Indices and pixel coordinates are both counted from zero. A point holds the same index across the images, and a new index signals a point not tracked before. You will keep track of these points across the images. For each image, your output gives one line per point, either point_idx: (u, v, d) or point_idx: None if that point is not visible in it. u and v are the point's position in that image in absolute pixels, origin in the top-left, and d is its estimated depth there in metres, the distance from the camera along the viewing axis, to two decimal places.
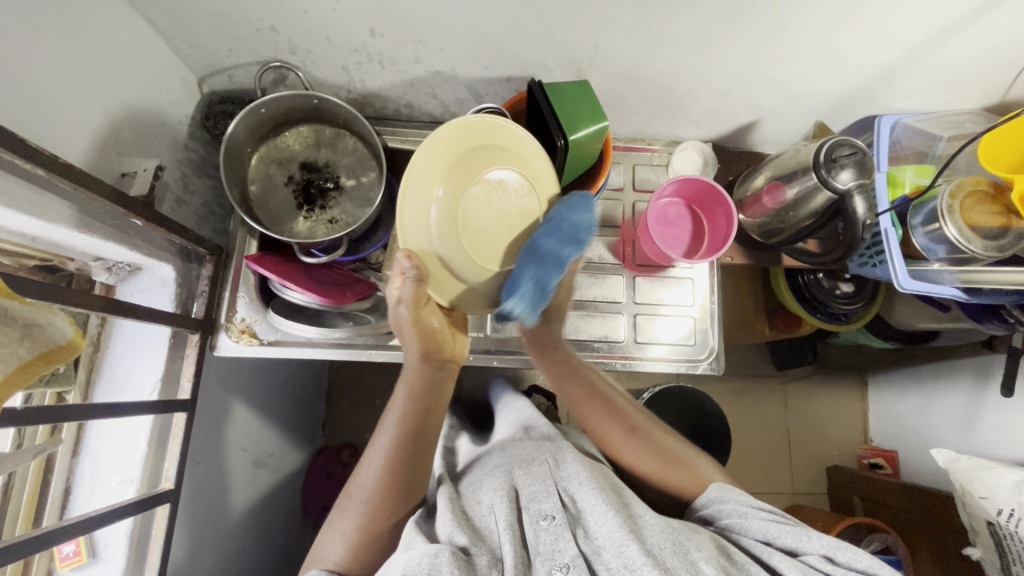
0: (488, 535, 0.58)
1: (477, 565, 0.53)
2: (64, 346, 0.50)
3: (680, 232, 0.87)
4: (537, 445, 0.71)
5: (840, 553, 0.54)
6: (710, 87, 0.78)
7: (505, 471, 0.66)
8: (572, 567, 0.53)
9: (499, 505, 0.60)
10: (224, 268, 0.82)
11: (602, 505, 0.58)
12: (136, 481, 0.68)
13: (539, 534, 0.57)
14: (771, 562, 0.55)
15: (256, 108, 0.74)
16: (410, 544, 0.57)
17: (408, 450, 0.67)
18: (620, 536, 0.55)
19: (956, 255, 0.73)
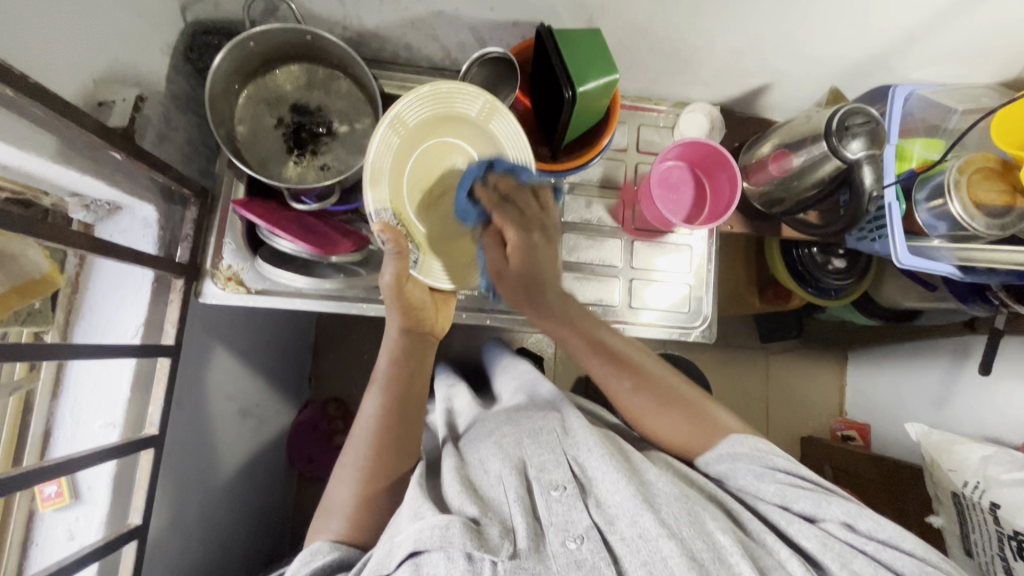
0: (497, 505, 0.59)
1: (489, 536, 0.54)
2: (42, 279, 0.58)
3: (681, 198, 0.85)
4: (543, 413, 0.73)
5: (860, 521, 0.56)
6: (725, 45, 0.74)
7: (513, 441, 0.67)
8: (586, 538, 0.55)
9: (508, 475, 0.61)
10: (210, 213, 0.78)
11: (612, 473, 0.59)
12: (119, 425, 0.67)
13: (550, 505, 0.58)
14: (789, 531, 0.58)
15: (245, 40, 0.70)
16: (420, 513, 0.57)
17: (397, 408, 0.70)
18: (634, 504, 0.56)
19: (956, 232, 0.73)
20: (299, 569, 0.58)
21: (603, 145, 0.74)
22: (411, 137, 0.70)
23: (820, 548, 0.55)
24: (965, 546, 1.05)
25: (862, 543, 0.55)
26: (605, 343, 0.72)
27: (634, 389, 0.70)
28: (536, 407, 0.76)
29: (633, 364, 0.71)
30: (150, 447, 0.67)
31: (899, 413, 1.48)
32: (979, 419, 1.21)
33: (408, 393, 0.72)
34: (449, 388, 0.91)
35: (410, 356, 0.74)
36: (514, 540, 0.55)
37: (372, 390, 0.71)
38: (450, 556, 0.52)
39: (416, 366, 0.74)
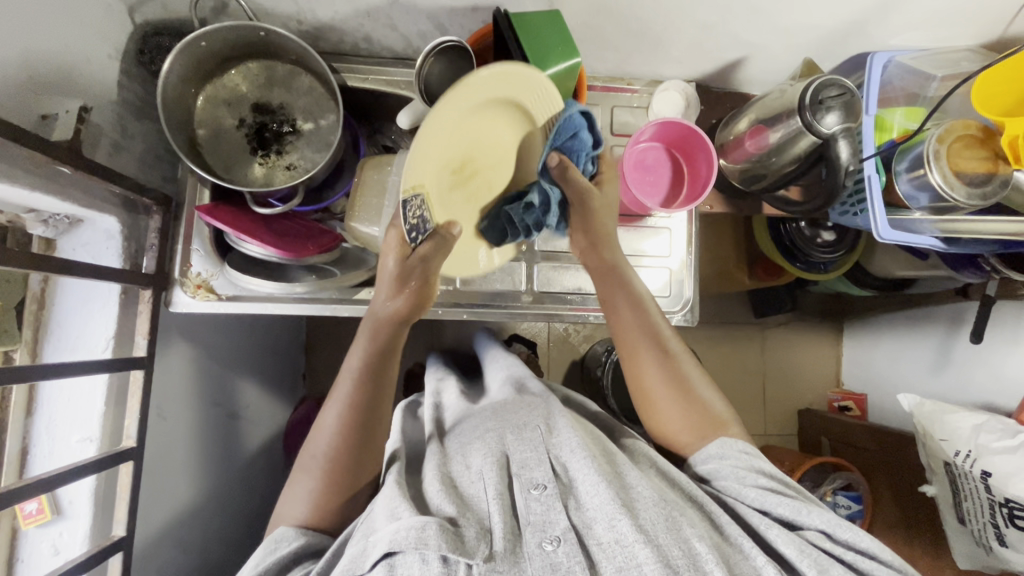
0: (476, 503, 0.59)
1: (467, 537, 0.54)
2: None
3: (658, 179, 0.83)
4: (529, 410, 0.72)
5: (840, 531, 0.58)
6: (694, 19, 0.71)
7: (496, 436, 0.67)
8: (563, 541, 0.55)
9: (489, 473, 0.61)
10: (175, 220, 0.76)
11: (594, 476, 0.59)
12: (95, 440, 0.66)
13: (529, 504, 0.58)
14: (768, 536, 0.58)
15: (194, 41, 0.67)
16: (397, 514, 0.56)
17: (358, 420, 0.66)
18: (612, 508, 0.56)
19: (937, 204, 0.71)
20: (264, 557, 0.59)
21: None
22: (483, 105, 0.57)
23: (797, 554, 0.55)
24: (958, 514, 1.05)
25: (840, 551, 0.56)
26: (647, 316, 0.72)
27: (657, 356, 0.71)
28: (522, 403, 0.74)
29: (658, 333, 0.72)
30: (129, 460, 0.67)
31: (894, 382, 1.48)
32: (975, 388, 1.20)
33: (373, 400, 0.67)
34: (438, 381, 0.91)
35: (376, 368, 0.68)
36: (491, 542, 0.55)
37: (334, 399, 0.67)
38: (425, 558, 0.52)
39: (383, 371, 0.69)
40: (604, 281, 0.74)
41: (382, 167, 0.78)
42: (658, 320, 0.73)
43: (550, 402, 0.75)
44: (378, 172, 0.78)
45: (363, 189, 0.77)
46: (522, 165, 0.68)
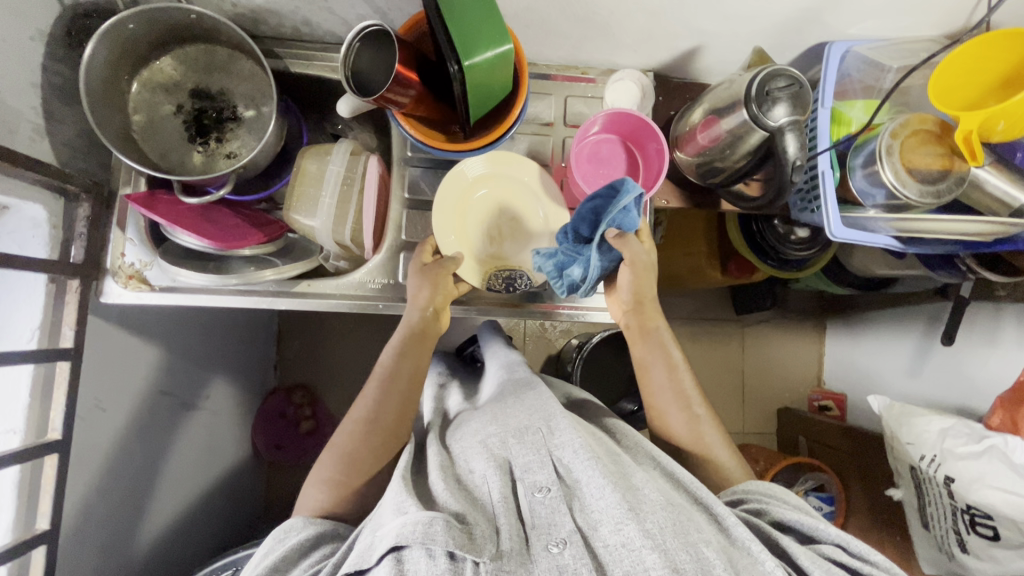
0: (485, 504, 0.59)
1: (477, 537, 0.54)
2: None
3: (613, 172, 0.80)
4: (529, 410, 0.69)
5: (852, 543, 0.56)
6: (641, 5, 0.68)
7: (498, 439, 0.65)
8: (569, 543, 0.53)
9: (492, 476, 0.60)
10: (107, 208, 0.75)
11: (598, 478, 0.56)
12: (18, 431, 0.65)
13: (534, 507, 0.57)
14: (783, 546, 0.56)
15: (120, 23, 0.65)
16: (403, 508, 0.56)
17: (394, 405, 0.69)
18: (619, 512, 0.53)
19: (892, 202, 0.68)
20: (273, 545, 0.61)
21: (514, 117, 0.69)
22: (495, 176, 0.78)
23: (810, 562, 0.53)
24: (922, 519, 1.04)
25: (854, 564, 0.54)
26: (678, 383, 0.74)
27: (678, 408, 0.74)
28: (521, 401, 0.71)
29: (680, 384, 0.74)
30: (54, 452, 0.67)
31: (873, 383, 1.46)
32: (950, 391, 1.18)
33: (404, 388, 0.70)
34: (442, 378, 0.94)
35: (412, 351, 0.72)
36: (499, 541, 0.54)
37: (374, 380, 0.71)
38: (432, 554, 0.52)
39: (421, 355, 0.72)
40: (640, 346, 0.76)
41: (320, 155, 0.78)
42: (686, 388, 0.75)
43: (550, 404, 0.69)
44: (317, 159, 0.78)
45: (301, 177, 0.78)
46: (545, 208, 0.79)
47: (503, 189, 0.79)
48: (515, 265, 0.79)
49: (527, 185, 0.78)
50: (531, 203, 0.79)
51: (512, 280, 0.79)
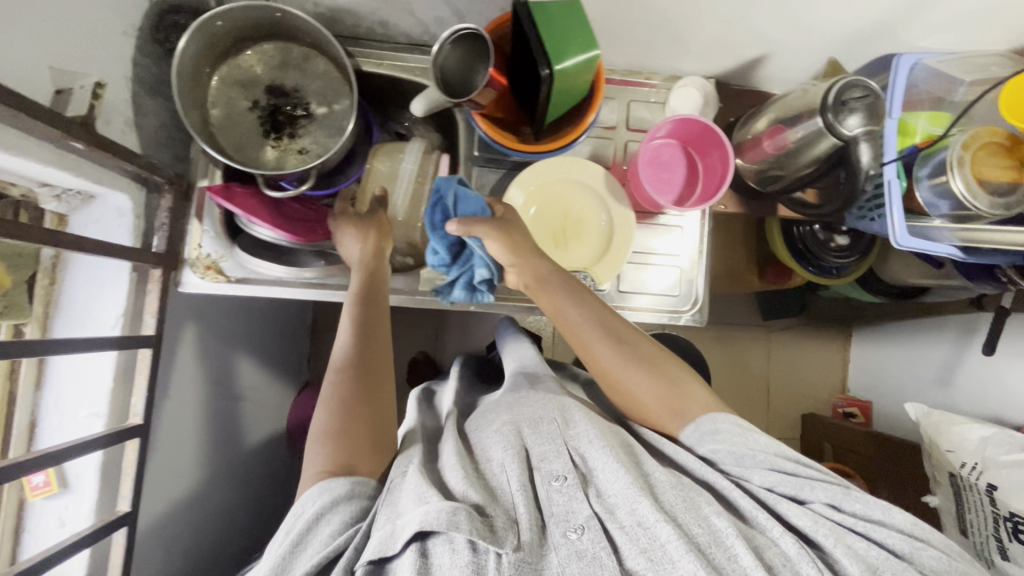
0: (501, 493, 0.57)
1: (497, 527, 0.52)
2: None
3: (673, 176, 0.82)
4: (543, 402, 0.69)
5: (846, 501, 0.56)
6: (716, 14, 0.70)
7: (513, 427, 0.64)
8: (587, 528, 0.52)
9: (511, 464, 0.59)
10: (186, 200, 0.76)
11: (613, 462, 0.57)
12: (102, 415, 0.67)
13: (551, 496, 0.56)
14: (779, 510, 0.55)
15: (211, 20, 0.67)
16: (425, 497, 0.52)
17: (356, 375, 0.65)
18: (632, 492, 0.54)
19: (959, 212, 0.70)
20: (288, 535, 0.52)
21: (588, 122, 0.70)
22: (541, 185, 0.80)
23: (812, 525, 0.53)
24: (960, 526, 1.05)
25: (852, 524, 0.54)
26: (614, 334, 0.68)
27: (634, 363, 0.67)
28: (534, 395, 0.71)
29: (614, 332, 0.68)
30: (135, 437, 0.68)
31: (901, 391, 1.46)
32: (982, 401, 1.18)
33: (365, 358, 0.66)
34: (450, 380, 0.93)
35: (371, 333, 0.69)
36: (517, 532, 0.52)
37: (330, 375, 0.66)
38: (453, 546, 0.49)
39: (380, 330, 0.71)
40: (544, 296, 0.71)
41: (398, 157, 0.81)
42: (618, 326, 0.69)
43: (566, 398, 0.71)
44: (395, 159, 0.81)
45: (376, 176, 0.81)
46: (597, 208, 0.81)
47: (553, 196, 0.81)
48: (579, 265, 0.81)
49: (575, 190, 0.81)
50: (584, 204, 0.81)
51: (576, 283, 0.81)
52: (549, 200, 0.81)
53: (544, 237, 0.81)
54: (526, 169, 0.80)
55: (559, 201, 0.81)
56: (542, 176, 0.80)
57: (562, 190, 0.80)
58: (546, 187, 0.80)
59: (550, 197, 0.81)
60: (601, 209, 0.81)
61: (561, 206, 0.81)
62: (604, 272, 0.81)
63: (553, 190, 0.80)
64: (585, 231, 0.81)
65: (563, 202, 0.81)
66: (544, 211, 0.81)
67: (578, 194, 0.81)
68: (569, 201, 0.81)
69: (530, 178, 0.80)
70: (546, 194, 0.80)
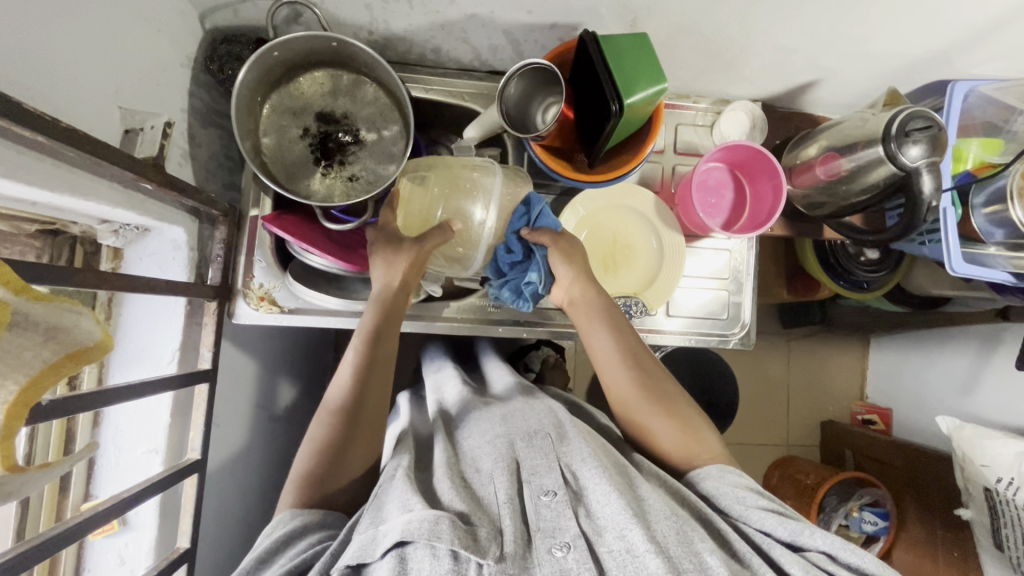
0: (489, 506, 0.58)
1: (481, 537, 0.53)
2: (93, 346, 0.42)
3: (720, 201, 0.82)
4: (536, 414, 0.70)
5: (842, 553, 0.54)
6: (775, 42, 0.70)
7: (507, 441, 0.66)
8: (573, 547, 0.53)
9: (500, 476, 0.61)
10: (238, 230, 0.75)
11: (605, 486, 0.57)
12: (161, 453, 0.66)
13: (539, 510, 0.57)
14: (771, 555, 0.56)
15: (269, 50, 0.66)
16: (409, 505, 0.55)
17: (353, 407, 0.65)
18: (623, 518, 0.54)
19: (1015, 240, 0.70)
20: (260, 541, 0.57)
21: (644, 154, 0.70)
22: (592, 210, 0.80)
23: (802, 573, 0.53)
24: (996, 540, 1.05)
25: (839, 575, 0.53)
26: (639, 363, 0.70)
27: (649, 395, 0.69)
28: (530, 407, 0.72)
29: (643, 367, 0.70)
30: (194, 472, 0.67)
31: (923, 400, 1.47)
32: (1010, 413, 1.19)
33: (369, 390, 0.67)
34: (437, 376, 0.91)
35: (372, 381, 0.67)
36: (501, 543, 0.53)
37: (322, 417, 0.66)
38: (436, 553, 0.51)
39: (387, 365, 0.69)
40: (586, 321, 0.72)
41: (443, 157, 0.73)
42: (631, 350, 0.71)
43: (557, 407, 0.73)
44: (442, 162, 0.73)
45: (421, 179, 0.72)
46: (647, 232, 0.81)
47: (605, 220, 0.80)
48: (630, 291, 0.80)
49: (625, 215, 0.81)
50: (634, 228, 0.81)
51: (628, 309, 0.80)
52: (600, 224, 0.80)
53: (593, 263, 0.80)
54: (578, 195, 0.79)
55: (609, 225, 0.80)
56: (595, 200, 0.80)
57: (611, 215, 0.80)
58: (598, 212, 0.80)
59: (601, 222, 0.80)
60: (648, 234, 0.81)
61: (612, 230, 0.80)
62: (654, 299, 0.80)
63: (604, 215, 0.80)
64: (633, 254, 0.81)
65: (612, 226, 0.80)
66: (594, 234, 0.80)
67: (629, 218, 0.81)
68: (619, 225, 0.80)
69: (581, 202, 0.79)
70: (598, 216, 0.80)
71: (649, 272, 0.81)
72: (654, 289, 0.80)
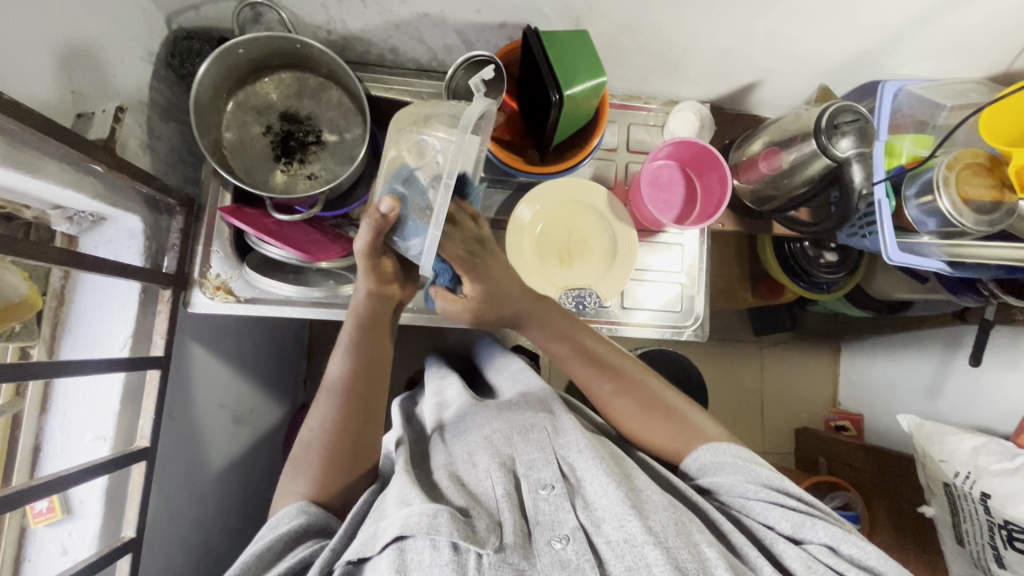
0: (486, 500, 0.59)
1: (478, 527, 0.53)
2: (18, 302, 0.57)
3: (672, 197, 0.85)
4: (533, 410, 0.72)
5: (843, 545, 0.55)
6: (713, 44, 0.74)
7: (503, 437, 0.67)
8: (572, 539, 0.53)
9: (496, 471, 0.61)
10: (196, 222, 0.77)
11: (602, 477, 0.58)
12: (109, 438, 0.66)
13: (537, 504, 0.58)
14: (774, 550, 0.56)
15: (233, 48, 0.69)
16: (407, 500, 0.56)
17: (359, 383, 0.70)
18: (621, 509, 0.55)
19: (945, 229, 0.73)
20: (265, 533, 0.58)
21: (593, 146, 0.74)
22: (545, 205, 0.82)
23: (803, 568, 0.54)
24: (957, 535, 1.06)
25: (843, 567, 0.53)
26: (604, 361, 0.74)
27: (616, 392, 0.72)
28: (524, 403, 0.74)
29: (610, 366, 0.74)
30: (141, 460, 0.67)
31: (890, 403, 1.49)
32: (969, 411, 1.21)
33: (370, 368, 0.71)
34: (441, 381, 0.89)
35: (367, 347, 0.71)
36: (501, 534, 0.54)
37: (325, 391, 0.69)
38: (436, 544, 0.51)
39: (378, 338, 0.73)
40: (546, 336, 0.76)
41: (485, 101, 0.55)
42: (595, 352, 0.75)
43: (553, 402, 0.75)
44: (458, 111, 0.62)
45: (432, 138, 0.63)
46: (602, 223, 0.83)
47: (558, 215, 0.82)
48: (584, 283, 0.82)
49: (578, 209, 0.83)
50: (589, 221, 0.83)
51: (582, 299, 0.82)
52: (552, 220, 0.82)
53: (549, 256, 0.82)
54: (529, 193, 0.81)
55: (562, 219, 0.82)
56: (548, 195, 0.81)
57: (565, 209, 0.82)
58: (551, 208, 0.82)
59: (554, 217, 0.82)
60: (600, 225, 0.83)
61: (566, 224, 0.82)
62: (607, 290, 0.82)
63: (557, 210, 0.82)
64: (589, 246, 0.83)
65: (566, 220, 0.82)
66: (547, 229, 0.82)
67: (582, 212, 0.83)
68: (575, 219, 0.83)
69: (533, 200, 0.81)
70: (550, 211, 0.82)
71: (610, 259, 0.83)
72: (615, 275, 0.82)
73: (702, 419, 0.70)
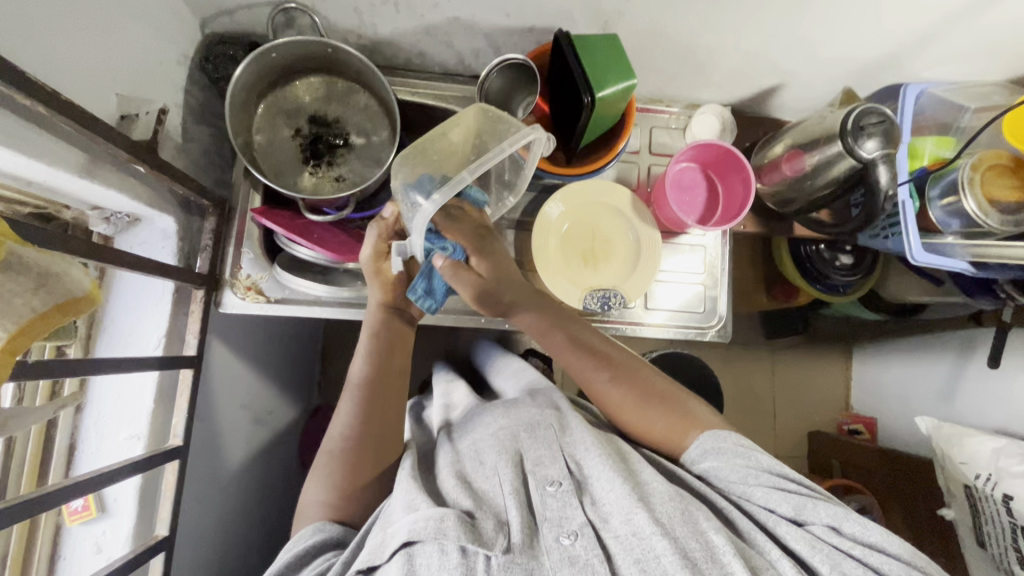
0: (491, 497, 0.59)
1: (484, 529, 0.54)
2: (80, 297, 0.48)
3: (695, 199, 0.85)
4: (538, 404, 0.71)
5: (845, 524, 0.55)
6: (737, 47, 0.75)
7: (509, 433, 0.66)
8: (580, 535, 0.54)
9: (503, 468, 0.61)
10: (227, 223, 0.78)
11: (608, 472, 0.58)
12: (143, 437, 0.67)
13: (545, 500, 0.57)
14: (777, 532, 0.56)
15: (267, 51, 0.70)
16: (414, 505, 0.56)
17: (377, 389, 0.71)
18: (628, 503, 0.55)
19: (970, 229, 0.74)
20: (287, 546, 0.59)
21: (620, 147, 0.74)
22: (570, 206, 0.83)
23: (808, 550, 0.54)
24: (978, 538, 1.06)
25: (848, 546, 0.53)
26: (601, 352, 0.73)
27: (614, 380, 0.71)
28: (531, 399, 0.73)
29: (607, 356, 0.73)
30: (175, 458, 0.67)
31: (904, 406, 1.49)
32: (985, 413, 1.20)
33: (388, 382, 0.72)
34: (446, 384, 0.88)
35: (387, 357, 0.73)
36: (508, 534, 0.54)
37: (347, 394, 0.71)
38: (444, 549, 0.52)
39: (400, 351, 0.74)
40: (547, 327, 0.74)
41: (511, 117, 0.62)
42: (594, 343, 0.74)
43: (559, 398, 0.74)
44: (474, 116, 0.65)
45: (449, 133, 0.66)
46: (625, 224, 0.84)
47: (582, 216, 0.83)
48: (609, 284, 0.82)
49: (602, 210, 0.83)
50: (613, 223, 0.84)
51: (607, 300, 0.81)
52: (577, 220, 0.83)
53: (573, 257, 0.83)
54: (555, 193, 0.82)
55: (586, 220, 0.83)
56: (573, 196, 0.82)
57: (589, 210, 0.83)
58: (576, 208, 0.83)
59: (578, 217, 0.83)
60: (623, 227, 0.84)
61: (589, 224, 0.83)
62: (632, 290, 0.82)
63: (581, 211, 0.83)
64: (613, 247, 0.83)
65: (591, 221, 0.83)
66: (571, 229, 0.83)
67: (606, 213, 0.84)
68: (598, 220, 0.83)
69: (560, 199, 0.82)
70: (575, 212, 0.83)
71: (632, 261, 0.83)
72: (638, 277, 0.82)
73: (703, 410, 0.69)
